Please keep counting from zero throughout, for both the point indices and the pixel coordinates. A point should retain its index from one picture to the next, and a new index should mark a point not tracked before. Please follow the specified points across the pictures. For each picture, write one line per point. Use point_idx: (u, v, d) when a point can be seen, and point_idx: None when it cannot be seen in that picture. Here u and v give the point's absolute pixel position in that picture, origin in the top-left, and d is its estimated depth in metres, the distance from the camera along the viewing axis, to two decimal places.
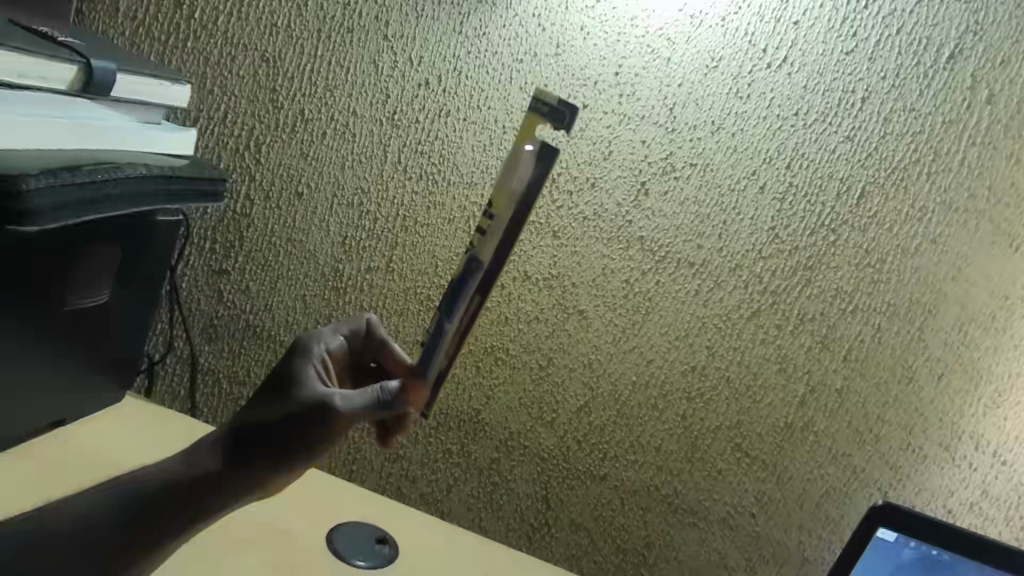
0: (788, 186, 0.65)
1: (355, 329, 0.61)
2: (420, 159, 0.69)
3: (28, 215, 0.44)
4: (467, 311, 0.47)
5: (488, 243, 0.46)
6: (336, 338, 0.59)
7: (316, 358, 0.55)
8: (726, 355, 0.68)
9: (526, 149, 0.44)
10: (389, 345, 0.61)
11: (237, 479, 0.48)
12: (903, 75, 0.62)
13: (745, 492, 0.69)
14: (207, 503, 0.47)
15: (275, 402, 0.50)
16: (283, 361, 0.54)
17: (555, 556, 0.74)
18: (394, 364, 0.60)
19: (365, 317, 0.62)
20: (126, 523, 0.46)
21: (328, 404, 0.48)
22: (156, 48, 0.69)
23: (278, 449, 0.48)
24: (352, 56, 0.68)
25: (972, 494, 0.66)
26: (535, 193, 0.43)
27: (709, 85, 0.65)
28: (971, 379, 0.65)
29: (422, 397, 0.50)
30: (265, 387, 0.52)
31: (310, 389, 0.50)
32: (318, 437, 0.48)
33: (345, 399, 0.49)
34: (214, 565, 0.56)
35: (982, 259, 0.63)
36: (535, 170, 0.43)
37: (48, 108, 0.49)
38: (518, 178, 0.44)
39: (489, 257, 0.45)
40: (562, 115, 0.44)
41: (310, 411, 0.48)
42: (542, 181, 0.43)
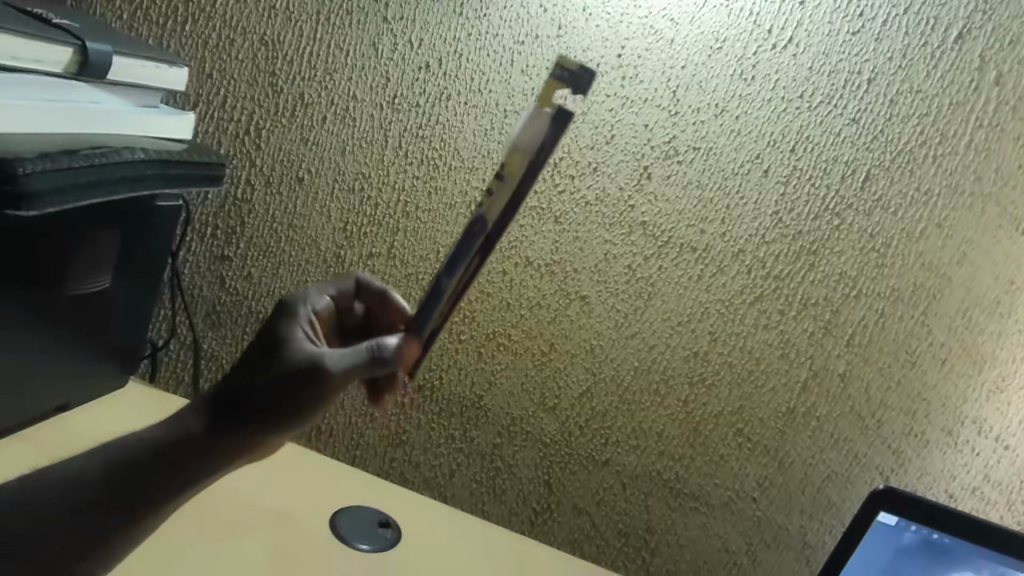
0: (792, 170, 0.64)
1: (342, 289, 0.62)
2: (421, 144, 0.69)
3: (25, 199, 0.44)
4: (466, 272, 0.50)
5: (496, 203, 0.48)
6: (322, 298, 0.60)
7: (304, 317, 0.56)
8: (728, 341, 0.68)
9: (545, 111, 0.45)
10: (381, 296, 0.63)
11: (222, 444, 0.48)
12: (911, 56, 0.61)
13: (746, 477, 0.69)
14: (195, 468, 0.47)
15: (262, 364, 0.50)
16: (269, 321, 0.55)
17: (557, 540, 0.75)
18: (394, 311, 0.63)
19: (353, 276, 0.63)
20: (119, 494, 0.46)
21: (319, 363, 0.49)
22: (154, 31, 0.69)
23: (268, 412, 0.48)
24: (351, 38, 0.68)
25: (974, 479, 0.66)
26: (546, 153, 0.45)
27: (712, 67, 0.64)
28: (975, 364, 0.64)
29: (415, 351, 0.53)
30: (251, 349, 0.52)
31: (298, 351, 0.51)
32: (308, 399, 0.49)
33: (337, 358, 0.50)
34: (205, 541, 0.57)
35: (988, 243, 0.63)
36: (549, 130, 0.45)
37: (42, 90, 0.48)
38: (531, 138, 0.46)
39: (495, 217, 0.47)
40: (580, 80, 0.44)
41: (301, 371, 0.49)
42: (554, 144, 0.45)
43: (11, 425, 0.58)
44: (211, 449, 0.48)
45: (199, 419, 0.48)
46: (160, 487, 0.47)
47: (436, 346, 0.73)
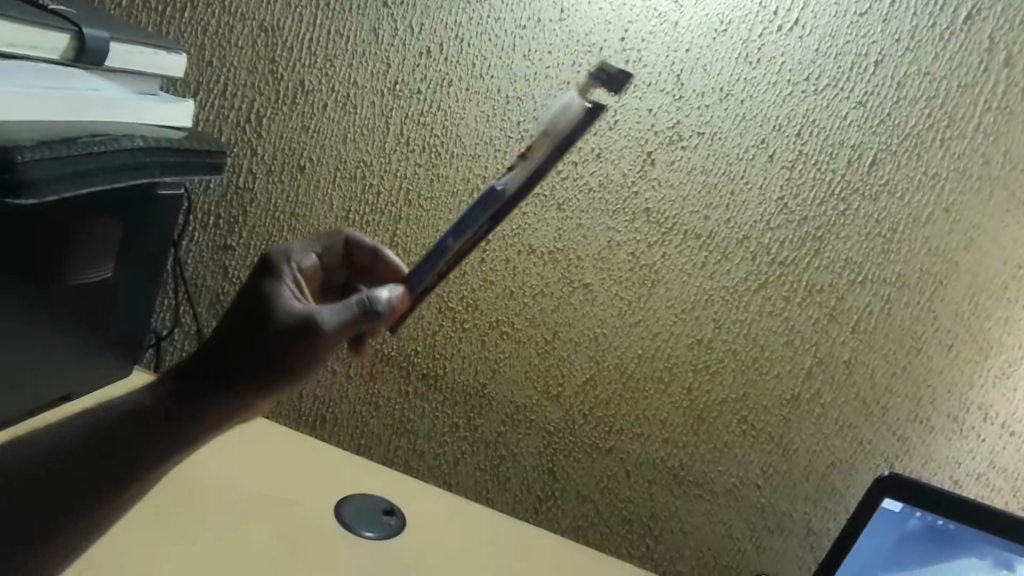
0: (798, 154, 0.63)
1: (328, 246, 0.61)
2: (422, 131, 0.68)
3: (24, 187, 0.43)
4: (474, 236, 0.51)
5: (516, 178, 0.48)
6: (307, 256, 0.58)
7: (288, 275, 0.54)
8: (732, 328, 0.67)
9: (577, 99, 0.46)
10: (369, 252, 0.62)
11: (210, 407, 0.48)
12: (919, 38, 0.60)
13: (750, 464, 0.69)
14: (179, 436, 0.48)
15: (249, 324, 0.50)
16: (253, 279, 0.53)
17: (561, 528, 0.75)
18: (385, 266, 0.62)
19: (340, 234, 0.62)
20: (100, 467, 0.47)
21: (309, 321, 0.49)
22: (153, 19, 0.68)
23: (257, 372, 0.49)
24: (351, 24, 0.67)
25: (980, 465, 0.66)
26: (571, 143, 0.46)
27: (717, 50, 0.63)
28: (981, 350, 0.64)
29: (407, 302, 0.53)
30: (236, 307, 0.51)
31: (286, 310, 0.50)
32: (298, 357, 0.49)
33: (328, 314, 0.49)
34: (199, 519, 0.58)
35: (996, 227, 0.62)
36: (578, 120, 0.45)
37: (39, 77, 0.48)
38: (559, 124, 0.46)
39: (513, 189, 0.48)
40: (618, 83, 0.47)
41: (292, 329, 0.49)
42: (579, 137, 0.46)
43: (11, 416, 0.58)
44: (199, 410, 0.48)
45: (186, 382, 0.49)
46: (137, 461, 0.48)
47: (440, 334, 0.73)
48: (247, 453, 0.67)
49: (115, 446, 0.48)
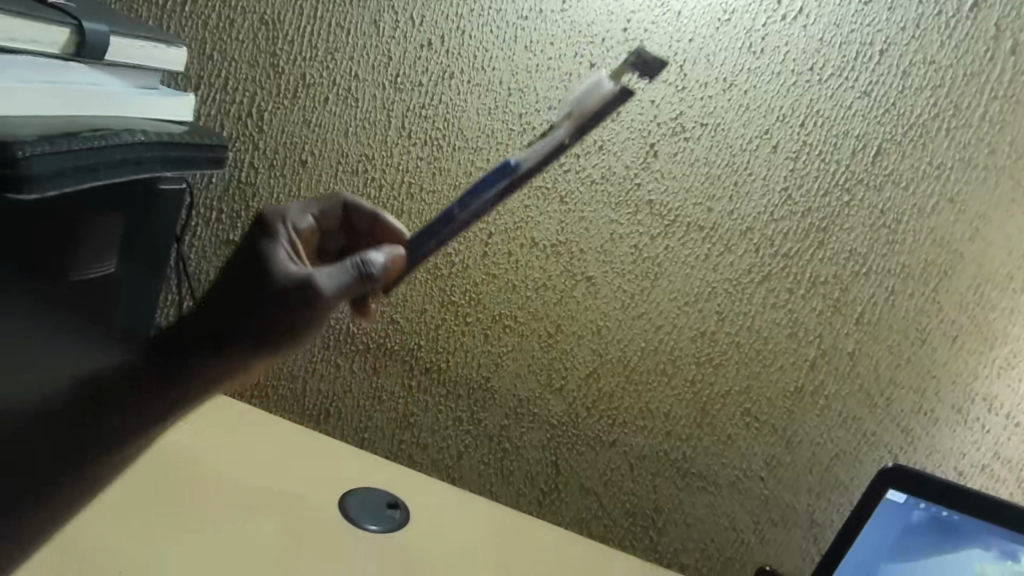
0: (801, 145, 0.63)
1: (327, 208, 0.61)
2: (424, 124, 0.68)
3: (26, 182, 0.42)
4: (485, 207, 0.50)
5: (535, 155, 0.49)
6: (305, 217, 0.58)
7: (284, 237, 0.54)
8: (736, 320, 0.67)
9: (609, 79, 0.48)
10: (368, 216, 0.62)
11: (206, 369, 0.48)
12: (924, 26, 0.60)
13: (753, 456, 0.69)
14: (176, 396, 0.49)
15: (246, 286, 0.48)
16: (250, 239, 0.52)
17: (564, 521, 0.75)
18: (385, 230, 0.62)
19: (339, 197, 0.62)
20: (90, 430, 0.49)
21: (304, 284, 0.47)
22: (154, 13, 0.68)
23: (252, 336, 0.47)
24: (352, 16, 0.67)
25: (984, 457, 0.65)
26: (596, 120, 0.47)
27: (720, 40, 0.63)
28: (986, 341, 0.64)
29: (401, 261, 0.50)
30: (234, 269, 0.50)
31: (282, 273, 0.48)
32: (294, 322, 0.47)
33: (324, 278, 0.47)
34: (199, 506, 0.58)
35: (1001, 217, 0.62)
36: (607, 97, 0.46)
37: (40, 72, 0.48)
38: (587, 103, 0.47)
39: (531, 165, 0.49)
40: (650, 66, 0.49)
41: (288, 291, 0.47)
42: (606, 115, 0.47)
43: None
44: (192, 369, 0.48)
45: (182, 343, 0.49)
46: (124, 427, 0.49)
47: (443, 328, 0.73)
48: (251, 445, 0.68)
49: (104, 413, 0.49)
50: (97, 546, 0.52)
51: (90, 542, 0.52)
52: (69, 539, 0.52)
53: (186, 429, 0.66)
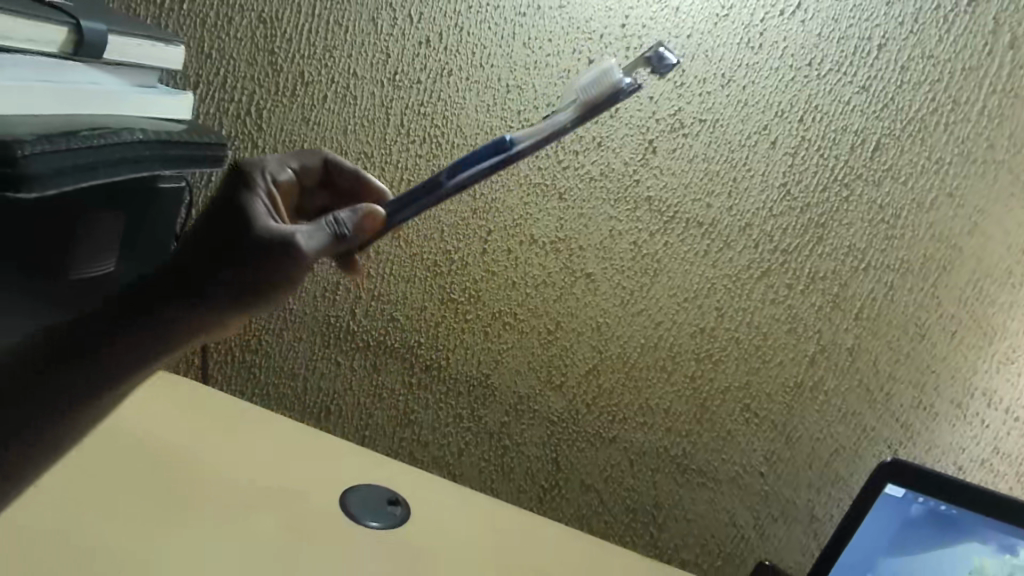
0: (800, 140, 0.63)
1: (307, 164, 0.62)
2: (423, 121, 0.68)
3: (25, 181, 0.42)
4: (474, 178, 0.49)
5: (530, 135, 0.48)
6: (284, 170, 0.59)
7: (262, 188, 0.54)
8: (735, 316, 0.67)
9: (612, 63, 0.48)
10: (348, 175, 0.63)
11: (170, 323, 0.43)
12: (923, 20, 0.60)
13: (753, 451, 0.70)
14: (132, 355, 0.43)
15: (226, 237, 0.46)
16: (229, 189, 0.52)
17: (565, 517, 0.75)
18: (367, 190, 0.63)
19: (319, 156, 0.63)
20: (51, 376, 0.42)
21: (289, 237, 0.46)
22: (152, 11, 0.68)
23: (229, 290, 0.44)
24: (350, 14, 0.67)
25: (983, 451, 0.65)
26: (595, 112, 0.47)
27: (719, 35, 0.63)
28: (985, 335, 0.64)
29: (379, 221, 0.50)
30: (211, 222, 0.49)
31: (265, 225, 0.47)
32: (276, 275, 0.45)
33: (308, 235, 0.46)
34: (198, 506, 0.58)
35: (1000, 212, 0.62)
36: (611, 86, 0.47)
37: (36, 71, 0.48)
38: (592, 92, 0.47)
39: (526, 145, 0.48)
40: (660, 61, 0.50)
41: (270, 243, 0.46)
42: (605, 108, 0.47)
43: None
44: (151, 325, 0.43)
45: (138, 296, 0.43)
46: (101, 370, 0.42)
47: (443, 325, 0.73)
48: (251, 442, 0.67)
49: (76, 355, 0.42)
50: (96, 546, 0.51)
51: (87, 540, 0.51)
52: (64, 534, 0.51)
53: (185, 426, 0.66)
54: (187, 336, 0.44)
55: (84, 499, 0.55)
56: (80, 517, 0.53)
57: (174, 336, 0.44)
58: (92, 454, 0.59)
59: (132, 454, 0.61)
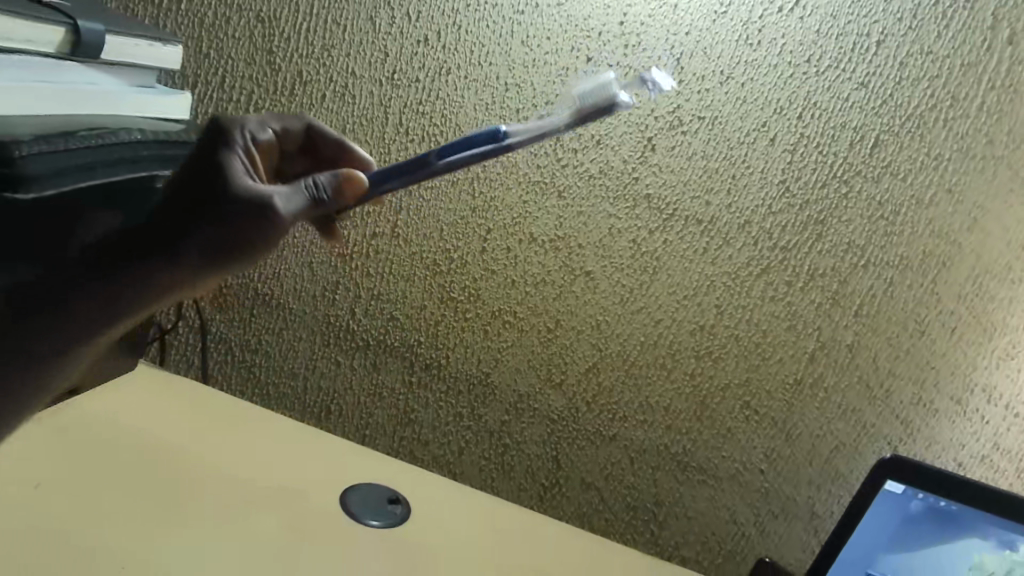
0: (799, 137, 0.63)
1: (289, 128, 0.57)
2: (421, 120, 0.68)
3: (23, 182, 0.43)
4: (458, 163, 0.45)
5: (525, 130, 0.46)
6: (265, 131, 0.53)
7: (240, 144, 0.47)
8: (735, 314, 0.67)
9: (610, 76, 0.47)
10: (332, 143, 0.59)
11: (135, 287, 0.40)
12: (922, 16, 0.60)
13: (753, 449, 0.70)
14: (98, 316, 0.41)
15: (188, 194, 0.41)
16: (201, 144, 0.46)
17: (566, 514, 0.75)
18: (350, 159, 0.59)
19: (302, 120, 0.59)
20: (32, 314, 0.40)
21: (265, 197, 0.42)
22: (150, 11, 0.68)
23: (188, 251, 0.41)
24: (348, 13, 0.67)
25: (983, 448, 0.65)
26: (589, 119, 0.45)
27: (717, 32, 0.62)
28: (985, 331, 0.64)
29: (361, 190, 0.46)
30: (178, 177, 0.43)
31: (239, 184, 0.43)
32: (251, 235, 0.42)
33: (285, 198, 0.43)
34: (199, 506, 0.58)
35: (999, 208, 0.62)
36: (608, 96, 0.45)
37: (35, 72, 0.48)
38: (594, 100, 0.45)
39: (519, 138, 0.45)
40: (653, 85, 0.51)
41: (242, 202, 0.42)
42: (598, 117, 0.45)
43: None
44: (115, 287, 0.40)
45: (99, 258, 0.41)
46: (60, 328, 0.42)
47: (442, 324, 0.73)
48: (251, 442, 0.67)
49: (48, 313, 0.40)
50: (97, 546, 0.51)
51: (87, 540, 0.51)
52: (65, 535, 0.51)
53: (186, 426, 0.66)
54: (160, 295, 0.41)
55: (84, 498, 0.55)
56: (80, 518, 0.53)
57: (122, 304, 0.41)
58: (93, 454, 0.59)
59: (133, 455, 0.61)
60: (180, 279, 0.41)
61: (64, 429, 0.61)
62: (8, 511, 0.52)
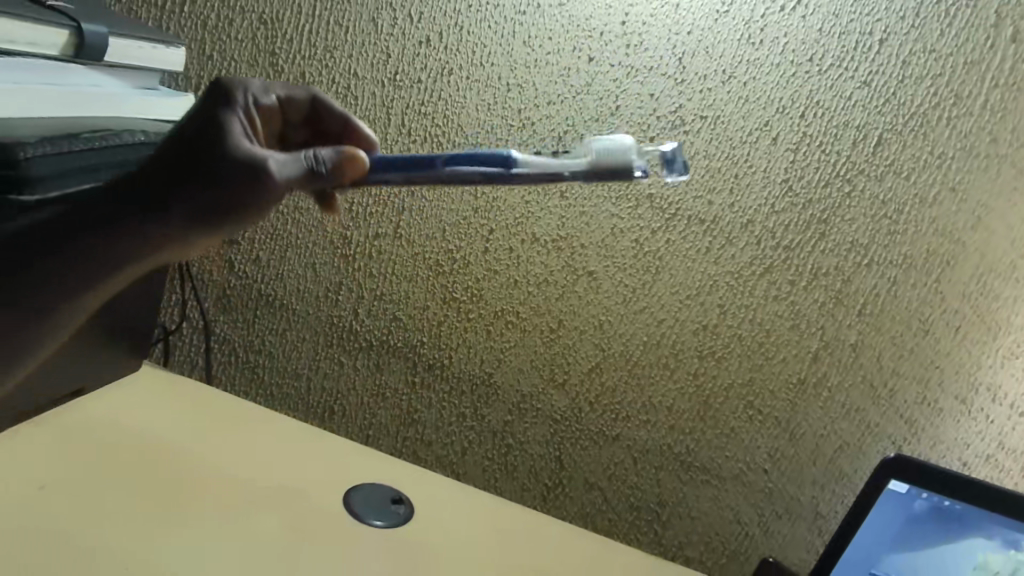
0: (801, 136, 0.63)
1: (294, 96, 0.55)
2: (424, 121, 0.68)
3: (28, 183, 0.43)
4: (460, 179, 0.42)
5: (540, 164, 0.43)
6: (268, 94, 0.52)
7: (240, 106, 0.46)
8: (737, 313, 0.67)
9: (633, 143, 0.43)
10: (339, 117, 0.57)
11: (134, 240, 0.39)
12: (925, 14, 0.60)
13: (756, 448, 0.70)
14: (101, 266, 0.40)
15: (187, 152, 0.39)
16: (202, 100, 0.44)
17: (569, 515, 0.75)
18: (354, 136, 0.57)
19: (308, 91, 0.56)
20: (42, 256, 0.39)
21: (257, 162, 0.39)
22: (154, 14, 0.69)
23: (185, 207, 0.39)
24: (350, 14, 0.67)
25: (988, 447, 0.65)
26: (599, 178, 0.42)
27: (719, 32, 0.62)
28: (989, 330, 0.63)
29: (362, 170, 0.42)
30: (178, 134, 0.41)
31: (236, 144, 0.40)
32: (247, 197, 0.39)
33: (280, 162, 0.39)
34: (202, 504, 0.58)
35: (1003, 206, 0.61)
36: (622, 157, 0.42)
37: (41, 74, 0.48)
38: (615, 158, 0.42)
39: (529, 172, 0.42)
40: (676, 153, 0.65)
41: (238, 164, 0.39)
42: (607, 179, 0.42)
43: (15, 416, 0.59)
44: (111, 238, 0.39)
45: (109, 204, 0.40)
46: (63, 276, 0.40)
47: (445, 324, 0.73)
48: (252, 442, 0.67)
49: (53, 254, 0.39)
50: (97, 546, 0.51)
51: (83, 545, 0.51)
52: (67, 536, 0.51)
53: (187, 426, 0.66)
54: (153, 252, 0.40)
55: (84, 499, 0.55)
56: (80, 518, 0.53)
57: (123, 259, 0.40)
58: (95, 455, 0.60)
59: (133, 456, 0.61)
60: (176, 237, 0.39)
61: (67, 430, 0.61)
62: (10, 509, 0.52)
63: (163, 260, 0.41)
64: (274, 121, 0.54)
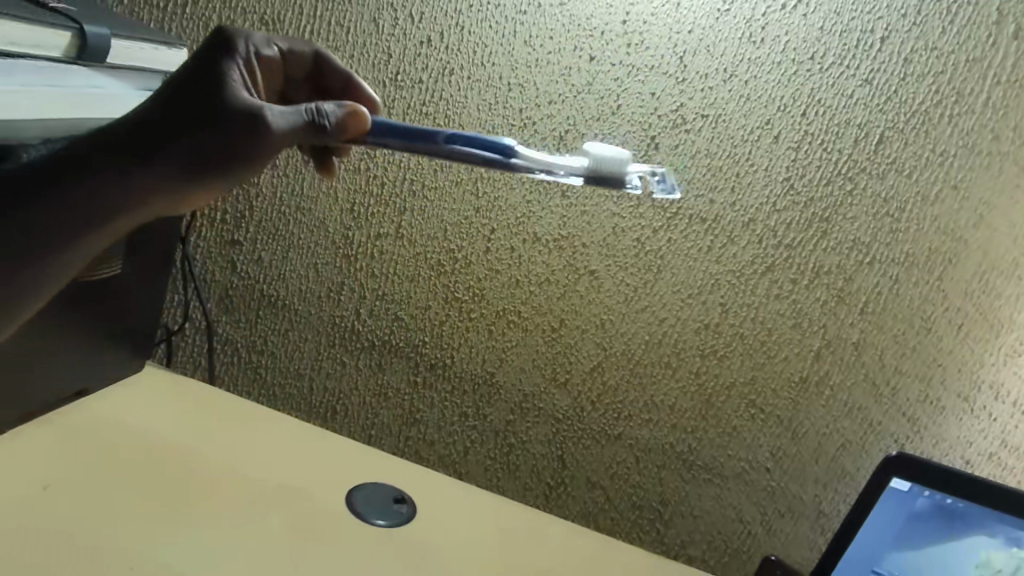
0: (803, 134, 0.63)
1: (296, 50, 0.57)
2: (425, 121, 0.68)
3: None
4: (459, 158, 0.45)
5: (535, 158, 0.45)
6: (270, 47, 0.53)
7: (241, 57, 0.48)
8: (739, 312, 0.67)
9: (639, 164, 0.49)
10: (341, 75, 0.58)
11: (127, 186, 0.42)
12: (926, 12, 0.59)
13: (759, 447, 0.70)
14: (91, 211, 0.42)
15: (189, 102, 0.43)
16: (206, 49, 0.46)
17: (571, 514, 0.76)
18: (355, 96, 0.59)
19: (312, 47, 0.58)
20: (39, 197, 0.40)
21: (260, 115, 0.43)
22: (156, 15, 0.69)
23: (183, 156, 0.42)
24: (351, 15, 0.67)
25: (991, 445, 0.65)
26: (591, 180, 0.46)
27: (720, 30, 0.62)
28: (992, 328, 0.63)
29: (364, 127, 0.46)
30: (177, 82, 0.44)
31: (238, 96, 0.44)
32: (246, 148, 0.43)
33: (278, 115, 0.44)
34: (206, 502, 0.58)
35: (1006, 203, 0.61)
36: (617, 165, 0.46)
37: (45, 76, 0.48)
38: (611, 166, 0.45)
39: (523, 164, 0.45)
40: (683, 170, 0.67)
41: (239, 116, 0.43)
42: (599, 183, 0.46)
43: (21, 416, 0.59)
44: (105, 184, 0.41)
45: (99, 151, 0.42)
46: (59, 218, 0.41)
47: (447, 324, 0.73)
48: (253, 441, 0.67)
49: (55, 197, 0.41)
50: (102, 546, 0.52)
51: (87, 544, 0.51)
52: (71, 536, 0.52)
53: (188, 426, 0.66)
54: (143, 202, 0.43)
55: (84, 498, 0.55)
56: (83, 519, 0.53)
57: (113, 206, 0.42)
58: (97, 455, 0.60)
59: (133, 455, 0.61)
60: (170, 185, 0.43)
61: (71, 430, 0.62)
62: (13, 508, 0.52)
63: (152, 214, 0.44)
64: (278, 75, 0.56)
